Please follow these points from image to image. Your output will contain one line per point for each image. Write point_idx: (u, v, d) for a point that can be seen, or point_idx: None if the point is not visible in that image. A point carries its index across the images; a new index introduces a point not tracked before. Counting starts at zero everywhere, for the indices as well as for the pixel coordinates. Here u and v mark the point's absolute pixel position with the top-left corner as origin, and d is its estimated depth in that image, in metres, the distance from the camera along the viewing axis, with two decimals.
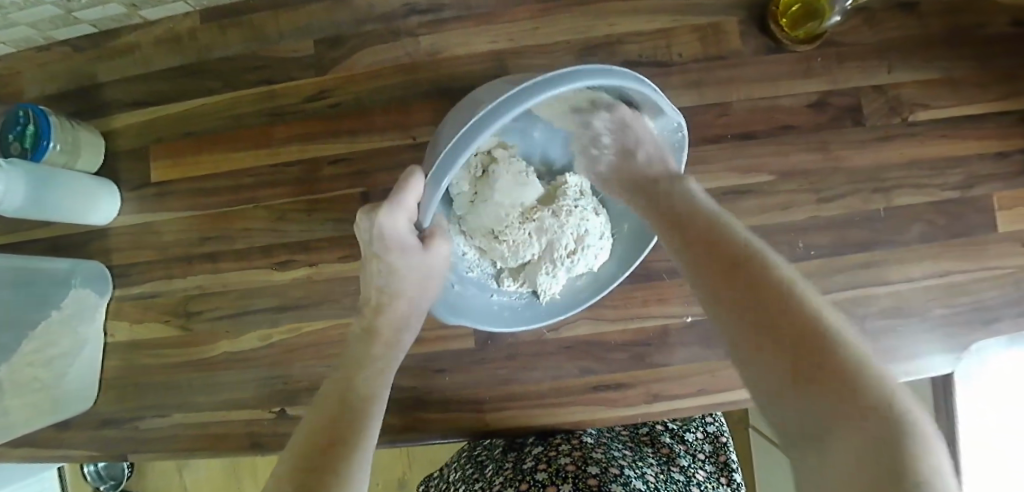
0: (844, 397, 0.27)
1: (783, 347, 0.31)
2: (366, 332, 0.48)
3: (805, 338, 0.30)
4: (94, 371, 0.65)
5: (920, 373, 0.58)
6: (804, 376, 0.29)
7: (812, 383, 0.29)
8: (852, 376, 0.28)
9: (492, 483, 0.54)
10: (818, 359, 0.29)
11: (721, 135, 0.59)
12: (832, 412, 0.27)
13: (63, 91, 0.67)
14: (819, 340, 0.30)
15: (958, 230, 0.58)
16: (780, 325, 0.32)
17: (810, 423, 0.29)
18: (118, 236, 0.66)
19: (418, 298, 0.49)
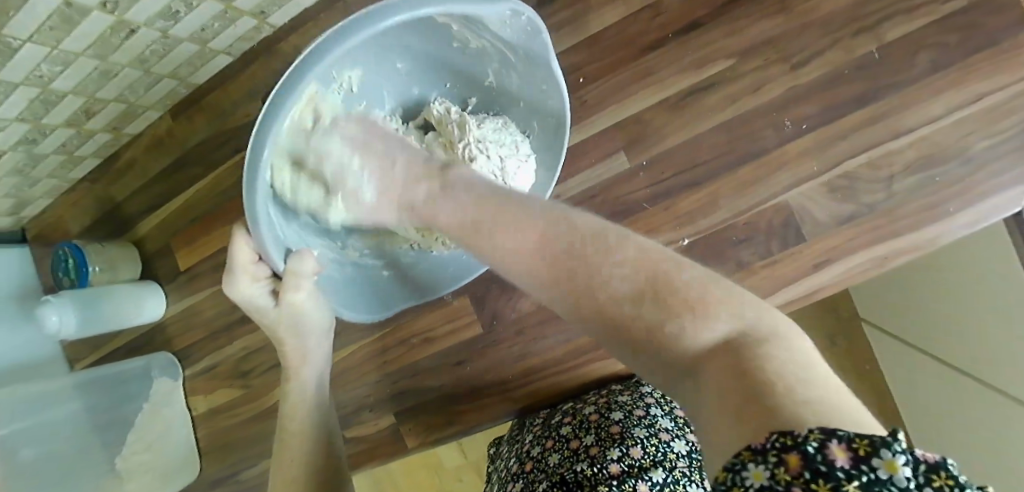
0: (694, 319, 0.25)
1: (628, 297, 0.26)
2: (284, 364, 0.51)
3: (648, 277, 0.26)
4: (191, 440, 0.75)
5: (978, 222, 0.49)
6: (652, 321, 0.26)
7: (662, 331, 0.26)
8: (686, 303, 0.25)
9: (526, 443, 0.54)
10: (664, 298, 0.26)
11: (660, 39, 0.53)
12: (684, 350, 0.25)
13: (98, 219, 0.78)
14: (661, 278, 0.26)
15: (980, 42, 0.48)
16: (617, 299, 0.27)
17: (674, 362, 0.26)
18: (173, 324, 0.75)
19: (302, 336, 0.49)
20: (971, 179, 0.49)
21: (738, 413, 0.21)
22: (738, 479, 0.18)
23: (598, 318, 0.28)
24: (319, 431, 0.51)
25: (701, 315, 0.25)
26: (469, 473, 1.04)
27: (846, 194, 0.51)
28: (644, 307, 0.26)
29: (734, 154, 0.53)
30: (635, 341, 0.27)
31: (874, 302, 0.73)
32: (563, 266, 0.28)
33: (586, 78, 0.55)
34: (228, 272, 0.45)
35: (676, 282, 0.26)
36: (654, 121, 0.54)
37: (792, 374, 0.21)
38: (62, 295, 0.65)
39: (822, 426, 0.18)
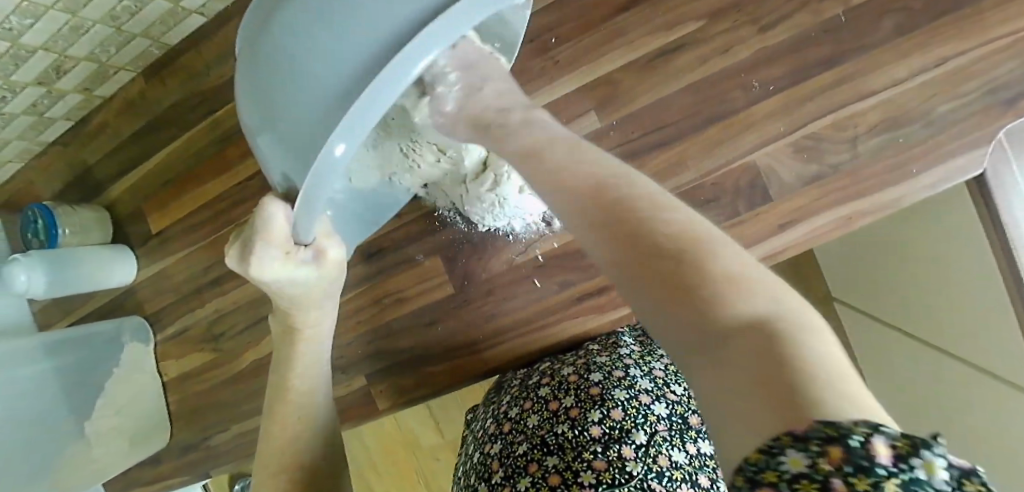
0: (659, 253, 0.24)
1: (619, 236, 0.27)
2: (288, 332, 0.48)
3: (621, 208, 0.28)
4: (161, 407, 0.75)
5: (939, 185, 0.50)
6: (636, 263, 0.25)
7: (642, 263, 0.25)
8: (658, 237, 0.25)
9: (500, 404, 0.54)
10: (629, 224, 0.27)
11: (631, 0, 0.54)
12: (656, 283, 0.24)
13: (69, 182, 0.77)
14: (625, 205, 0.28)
15: (943, 7, 0.49)
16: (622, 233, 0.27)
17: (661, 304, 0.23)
18: (144, 288, 0.74)
19: (328, 304, 0.46)
20: (933, 142, 0.50)
21: (751, 399, 0.18)
22: (772, 464, 0.15)
23: (630, 265, 0.25)
24: (325, 402, 0.51)
25: (673, 236, 0.25)
26: (446, 451, 1.04)
27: (810, 156, 0.52)
28: (676, 260, 0.23)
29: (702, 116, 0.53)
30: (664, 298, 0.23)
31: (857, 256, 0.72)
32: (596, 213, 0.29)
33: (558, 39, 0.55)
34: (258, 253, 0.36)
35: (711, 244, 0.24)
36: (625, 82, 0.54)
37: (812, 352, 0.18)
38: (29, 269, 0.65)
39: (866, 420, 0.15)
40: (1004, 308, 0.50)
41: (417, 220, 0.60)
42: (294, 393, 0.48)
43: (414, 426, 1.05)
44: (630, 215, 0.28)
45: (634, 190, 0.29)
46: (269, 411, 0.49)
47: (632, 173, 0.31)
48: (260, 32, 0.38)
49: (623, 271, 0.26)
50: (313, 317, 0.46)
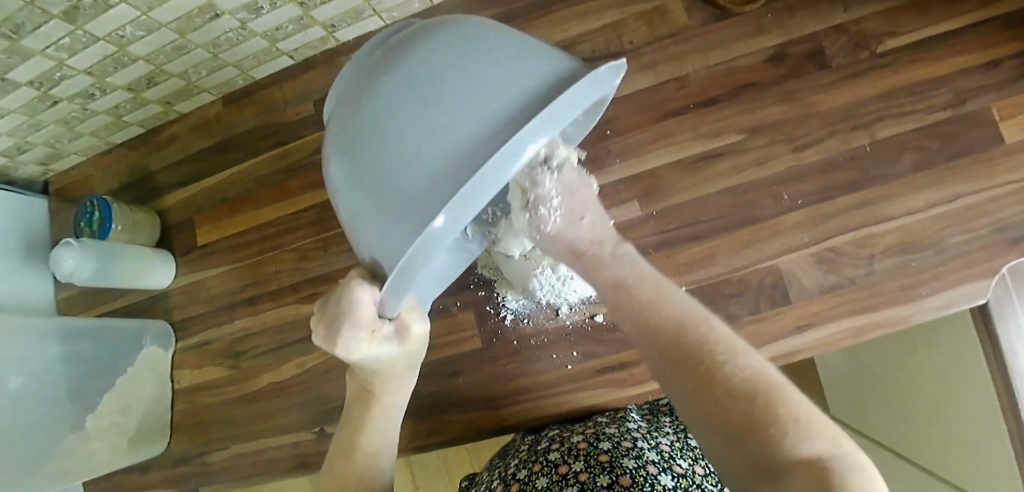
0: (721, 399, 0.33)
1: (708, 388, 0.34)
2: (362, 395, 0.51)
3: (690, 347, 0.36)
4: (166, 415, 0.75)
5: (947, 308, 0.54)
6: (711, 406, 0.34)
7: (719, 411, 0.33)
8: (727, 387, 0.33)
9: (507, 466, 0.55)
10: (699, 366, 0.35)
11: (681, 107, 0.60)
12: (735, 428, 0.32)
13: (126, 183, 0.81)
14: (698, 350, 0.36)
15: (958, 151, 0.55)
16: (690, 366, 0.36)
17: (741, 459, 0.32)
18: (179, 294, 0.77)
19: (405, 373, 0.49)
20: (943, 269, 0.55)
21: None
22: None
23: (691, 384, 0.35)
24: (392, 465, 0.52)
25: (733, 373, 0.34)
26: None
27: (830, 266, 0.56)
28: (742, 397, 0.32)
29: (736, 216, 0.58)
30: (732, 427, 0.32)
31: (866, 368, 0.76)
32: (677, 356, 0.37)
33: (612, 130, 0.61)
34: (348, 325, 0.40)
35: (764, 387, 0.32)
36: (669, 176, 0.60)
37: None
38: (84, 265, 0.65)
39: None
40: (998, 414, 0.52)
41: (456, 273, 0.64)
42: (364, 454, 0.50)
43: (390, 480, 1.04)
44: (699, 354, 0.36)
45: (695, 327, 0.37)
46: (333, 466, 0.50)
47: (706, 315, 0.39)
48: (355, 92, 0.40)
49: (696, 404, 0.35)
50: (387, 382, 0.49)
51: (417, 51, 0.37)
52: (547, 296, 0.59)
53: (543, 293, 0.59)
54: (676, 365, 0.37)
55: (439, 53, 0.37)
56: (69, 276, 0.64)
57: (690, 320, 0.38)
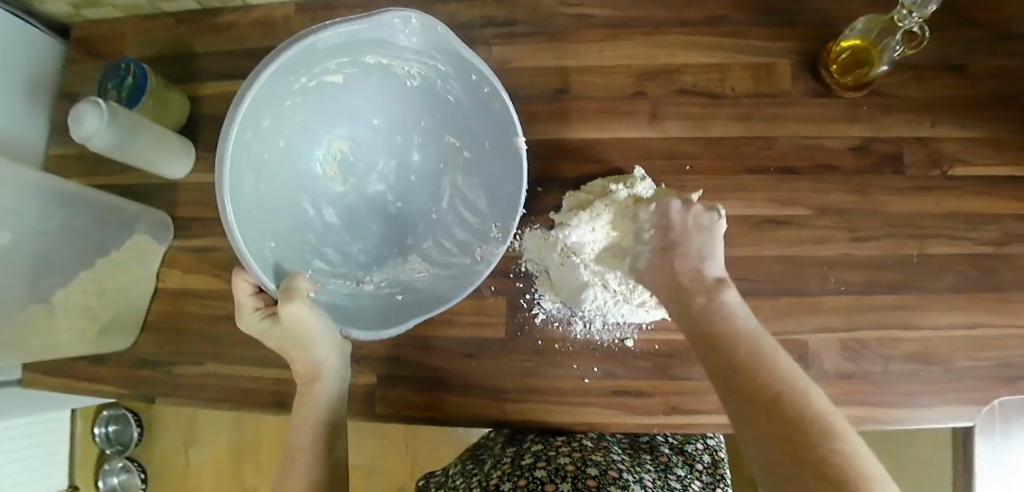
0: (767, 407, 0.31)
1: (755, 392, 0.33)
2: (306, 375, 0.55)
3: (746, 356, 0.35)
4: (142, 311, 0.69)
5: (943, 422, 0.58)
6: (755, 408, 0.32)
7: (762, 417, 0.31)
8: (777, 397, 0.31)
9: (489, 478, 0.51)
10: (750, 372, 0.34)
11: (763, 166, 0.61)
12: (770, 432, 0.30)
13: (162, 56, 0.74)
14: (754, 360, 0.34)
15: (990, 284, 0.60)
16: (743, 368, 0.34)
17: (771, 460, 0.29)
18: (189, 191, 0.71)
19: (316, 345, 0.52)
20: (946, 386, 0.59)
21: None
22: None
23: (739, 383, 0.34)
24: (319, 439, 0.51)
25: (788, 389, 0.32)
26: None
27: (853, 356, 0.59)
28: (784, 409, 0.30)
29: (783, 284, 0.60)
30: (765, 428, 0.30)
31: None
32: (730, 361, 0.35)
33: (691, 168, 0.62)
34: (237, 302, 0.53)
35: (812, 410, 0.30)
36: (732, 228, 0.61)
37: None
38: (105, 130, 0.57)
39: None
40: None
41: (500, 258, 0.62)
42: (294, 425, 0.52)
43: None
44: (751, 361, 0.34)
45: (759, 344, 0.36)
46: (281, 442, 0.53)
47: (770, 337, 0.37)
48: (348, 165, 0.63)
49: (738, 403, 0.33)
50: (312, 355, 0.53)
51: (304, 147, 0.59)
52: (594, 305, 0.59)
53: (589, 306, 0.59)
54: (726, 367, 0.35)
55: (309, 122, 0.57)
56: (92, 136, 0.57)
57: (746, 336, 0.37)
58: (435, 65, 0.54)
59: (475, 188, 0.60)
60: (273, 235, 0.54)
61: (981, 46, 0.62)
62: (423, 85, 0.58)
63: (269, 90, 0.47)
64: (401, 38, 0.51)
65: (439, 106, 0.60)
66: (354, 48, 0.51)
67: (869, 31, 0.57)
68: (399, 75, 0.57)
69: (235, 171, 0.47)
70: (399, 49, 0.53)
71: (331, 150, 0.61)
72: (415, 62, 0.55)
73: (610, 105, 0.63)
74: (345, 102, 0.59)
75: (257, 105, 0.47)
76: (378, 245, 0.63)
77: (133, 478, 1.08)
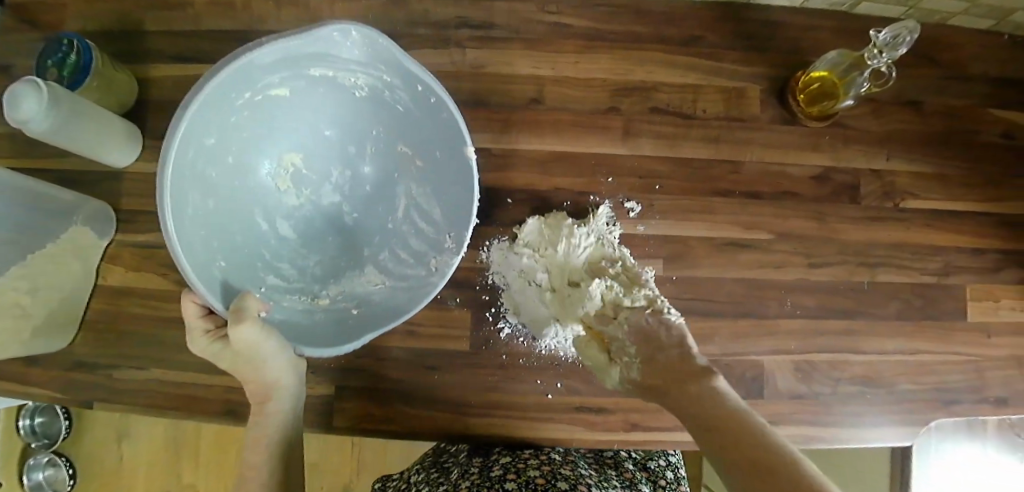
0: (751, 469, 0.33)
1: (738, 458, 0.35)
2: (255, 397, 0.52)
3: (720, 426, 0.38)
4: (79, 309, 0.64)
5: (883, 441, 0.61)
6: (743, 470, 0.34)
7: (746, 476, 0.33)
8: (756, 455, 0.34)
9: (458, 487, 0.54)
10: (732, 437, 0.36)
11: (730, 190, 0.62)
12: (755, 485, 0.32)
13: (107, 31, 0.68)
14: (729, 429, 0.37)
15: (931, 313, 0.63)
16: (725, 438, 0.37)
17: None
18: (134, 182, 0.66)
19: (264, 365, 0.49)
20: (888, 409, 0.62)
21: None
22: None
23: (727, 451, 0.36)
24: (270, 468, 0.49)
25: (767, 447, 0.34)
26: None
27: (805, 377, 0.61)
28: (763, 466, 0.33)
29: (743, 306, 0.61)
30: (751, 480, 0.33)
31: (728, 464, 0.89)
32: (713, 434, 0.38)
33: (661, 187, 0.62)
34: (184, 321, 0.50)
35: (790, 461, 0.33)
36: (697, 249, 0.62)
37: None
38: (45, 115, 0.53)
39: None
40: None
41: (466, 269, 0.61)
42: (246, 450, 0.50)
43: None
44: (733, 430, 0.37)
45: (736, 414, 0.38)
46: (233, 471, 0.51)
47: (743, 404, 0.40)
48: (299, 175, 0.61)
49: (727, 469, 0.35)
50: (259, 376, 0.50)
51: (254, 161, 0.57)
52: (556, 335, 0.59)
53: (552, 340, 0.59)
54: (713, 442, 0.37)
55: (256, 137, 0.56)
56: (30, 122, 0.52)
57: (722, 406, 0.39)
58: (381, 76, 0.52)
59: (429, 198, 0.59)
60: (221, 253, 0.53)
61: (936, 84, 0.65)
62: (372, 96, 0.56)
63: (207, 108, 0.45)
64: (343, 51, 0.49)
65: (389, 118, 0.58)
66: (296, 62, 0.49)
67: (838, 64, 0.59)
68: (346, 87, 0.55)
69: (179, 194, 0.46)
70: (342, 61, 0.51)
71: (283, 163, 0.60)
72: (360, 73, 0.52)
73: (585, 118, 0.63)
74: (292, 114, 0.57)
75: (195, 125, 0.45)
76: (334, 257, 0.62)
77: (59, 474, 1.00)
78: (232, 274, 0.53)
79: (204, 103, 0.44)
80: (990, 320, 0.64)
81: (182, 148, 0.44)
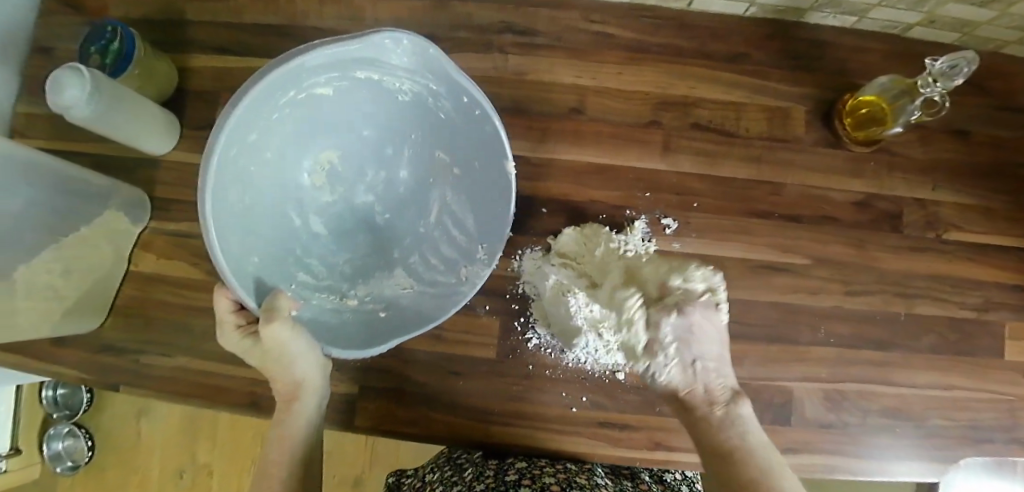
0: None
1: None
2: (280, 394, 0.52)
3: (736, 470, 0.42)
4: (109, 294, 0.64)
5: (909, 475, 0.60)
6: None
7: None
8: None
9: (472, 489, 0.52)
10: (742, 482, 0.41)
11: (768, 211, 0.61)
12: None
13: (150, 18, 0.68)
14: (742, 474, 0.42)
15: (967, 349, 0.62)
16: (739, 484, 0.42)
17: None
18: (170, 170, 0.66)
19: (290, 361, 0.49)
20: (917, 443, 0.61)
21: None
22: None
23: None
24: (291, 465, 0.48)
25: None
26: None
27: (834, 406, 0.60)
28: None
29: (775, 330, 0.60)
30: None
31: None
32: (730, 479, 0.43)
33: (698, 205, 0.61)
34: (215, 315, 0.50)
35: None
36: (731, 269, 0.61)
37: None
38: (90, 101, 0.53)
39: None
40: None
41: (497, 277, 0.61)
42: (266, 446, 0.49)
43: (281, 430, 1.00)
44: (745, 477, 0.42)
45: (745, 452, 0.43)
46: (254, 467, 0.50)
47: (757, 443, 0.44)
48: (335, 173, 0.61)
49: None
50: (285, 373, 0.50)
51: (291, 158, 0.57)
52: (585, 347, 0.58)
53: (580, 351, 0.58)
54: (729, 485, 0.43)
55: (296, 135, 0.55)
56: (75, 107, 0.52)
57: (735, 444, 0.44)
58: (427, 84, 0.52)
59: (464, 206, 0.58)
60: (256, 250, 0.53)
61: (986, 115, 0.63)
62: (415, 102, 0.56)
63: (256, 110, 0.45)
64: (392, 58, 0.49)
65: (429, 125, 0.58)
66: (344, 65, 0.49)
67: (888, 89, 0.57)
68: (389, 91, 0.55)
69: (223, 193, 0.46)
70: (389, 66, 0.50)
71: (320, 160, 0.60)
72: (406, 80, 0.52)
73: (624, 131, 0.62)
74: (334, 114, 0.57)
75: (242, 126, 0.45)
76: (364, 256, 0.62)
77: (78, 444, 1.01)
78: (264, 267, 0.54)
79: (253, 105, 0.44)
80: None
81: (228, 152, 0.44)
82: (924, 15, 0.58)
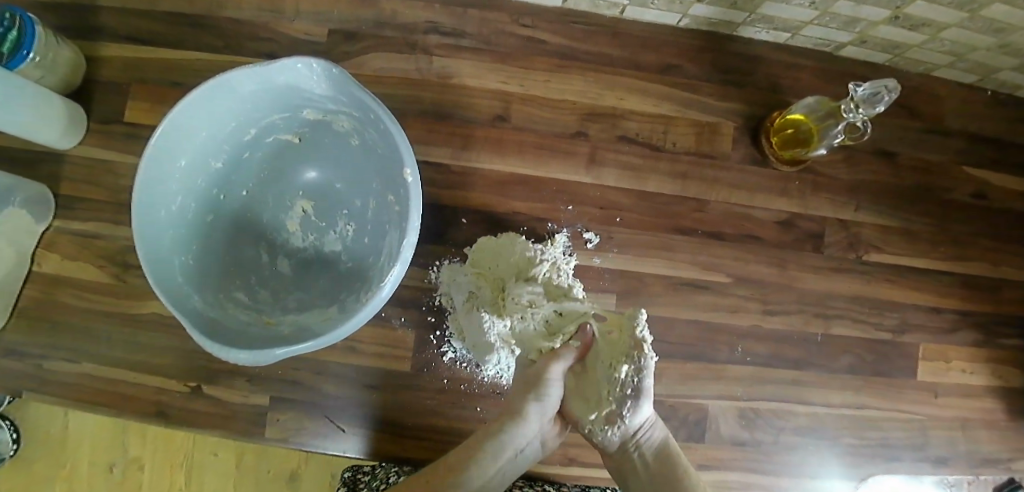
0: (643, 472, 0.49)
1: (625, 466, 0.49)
2: None
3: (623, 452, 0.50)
4: (12, 297, 0.61)
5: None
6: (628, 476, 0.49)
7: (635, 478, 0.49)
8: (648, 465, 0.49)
9: None
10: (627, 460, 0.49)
11: (691, 228, 0.61)
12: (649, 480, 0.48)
13: (57, 3, 0.64)
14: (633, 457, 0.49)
15: (881, 369, 0.62)
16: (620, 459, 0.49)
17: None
18: (76, 165, 0.63)
19: None
20: (828, 461, 0.61)
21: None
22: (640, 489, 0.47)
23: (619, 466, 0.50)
24: None
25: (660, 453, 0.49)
26: None
27: (748, 424, 0.60)
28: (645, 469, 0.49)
29: (693, 348, 0.60)
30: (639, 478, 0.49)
31: None
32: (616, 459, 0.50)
33: (622, 220, 0.60)
34: None
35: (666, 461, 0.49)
36: (653, 286, 0.60)
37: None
38: None
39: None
40: None
41: (414, 288, 0.59)
42: None
43: None
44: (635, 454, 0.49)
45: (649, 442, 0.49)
46: None
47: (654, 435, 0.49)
48: (307, 216, 0.59)
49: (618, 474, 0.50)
50: None
51: (265, 200, 0.58)
52: (496, 363, 0.57)
53: (493, 367, 0.57)
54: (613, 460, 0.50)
55: (276, 182, 0.58)
56: None
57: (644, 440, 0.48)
58: (353, 113, 0.51)
59: (397, 230, 0.52)
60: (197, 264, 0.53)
61: (914, 136, 0.63)
62: (362, 143, 0.54)
63: (192, 133, 0.50)
64: (310, 86, 0.49)
65: (376, 163, 0.54)
66: (278, 94, 0.51)
67: (814, 110, 0.56)
68: (342, 134, 0.55)
69: (161, 188, 0.49)
70: (323, 99, 0.51)
71: (293, 207, 0.59)
72: (342, 113, 0.52)
73: (549, 142, 0.61)
74: (309, 161, 0.58)
75: (180, 146, 0.49)
76: (317, 296, 0.56)
77: None
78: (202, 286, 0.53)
79: (178, 123, 0.47)
80: (940, 381, 0.63)
81: (157, 161, 0.48)
82: (855, 34, 0.57)
